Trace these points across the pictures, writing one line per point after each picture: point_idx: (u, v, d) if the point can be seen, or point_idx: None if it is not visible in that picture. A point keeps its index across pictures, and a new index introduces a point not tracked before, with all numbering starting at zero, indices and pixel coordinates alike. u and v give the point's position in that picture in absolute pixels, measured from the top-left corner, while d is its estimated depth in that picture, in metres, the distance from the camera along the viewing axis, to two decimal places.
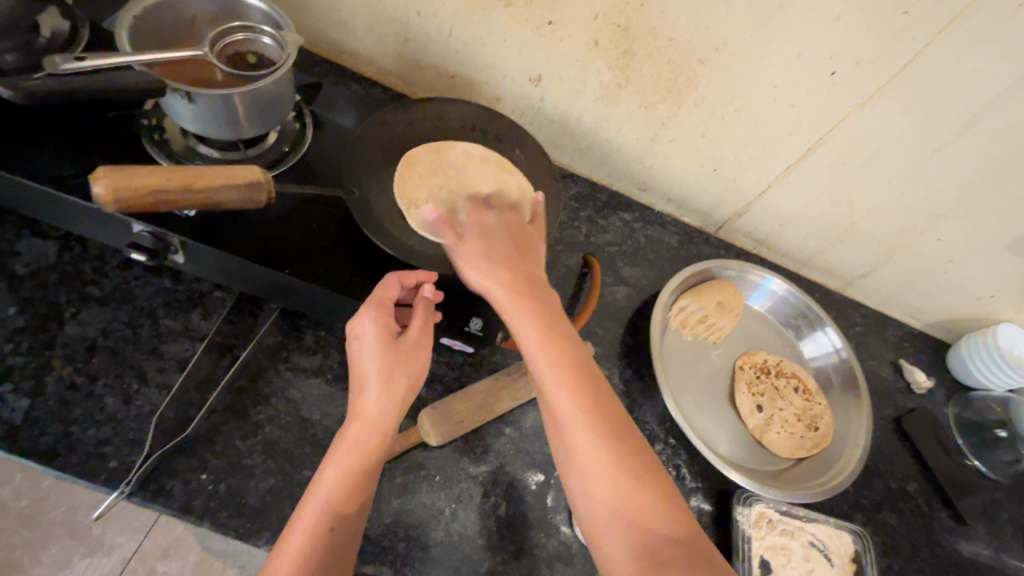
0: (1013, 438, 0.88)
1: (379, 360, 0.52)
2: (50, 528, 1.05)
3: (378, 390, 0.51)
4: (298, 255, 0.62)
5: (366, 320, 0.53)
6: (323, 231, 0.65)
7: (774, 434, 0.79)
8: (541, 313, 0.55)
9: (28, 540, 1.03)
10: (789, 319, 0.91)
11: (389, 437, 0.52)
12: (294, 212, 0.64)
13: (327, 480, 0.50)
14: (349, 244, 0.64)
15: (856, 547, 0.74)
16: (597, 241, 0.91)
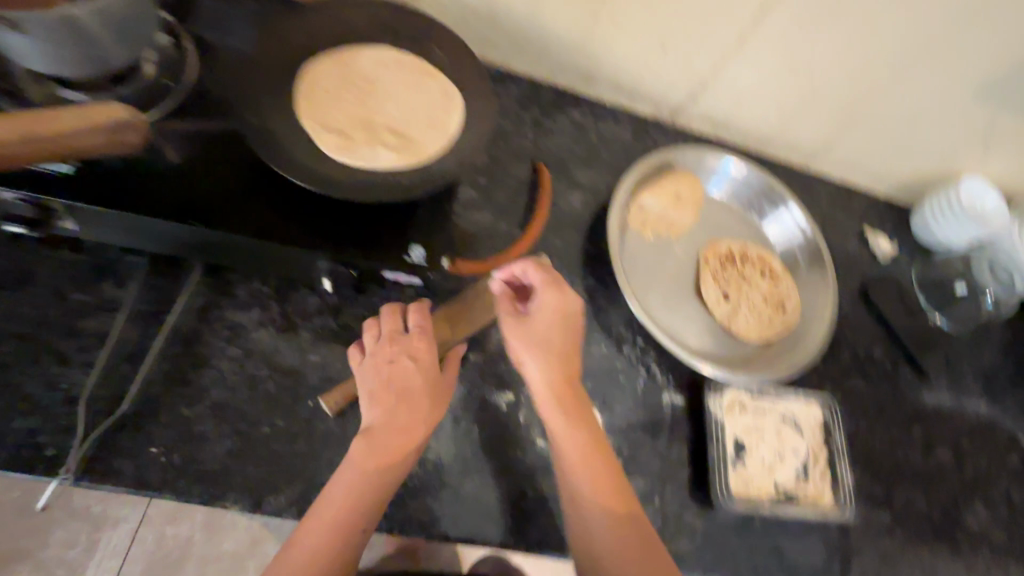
0: (973, 292, 0.91)
1: (419, 380, 0.56)
2: (52, 514, 1.09)
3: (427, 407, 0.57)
4: (203, 202, 0.55)
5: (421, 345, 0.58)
6: (227, 172, 0.57)
7: (741, 321, 0.79)
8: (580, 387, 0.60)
9: (34, 526, 1.08)
10: (751, 203, 0.88)
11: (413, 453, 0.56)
12: (190, 154, 0.56)
13: (355, 481, 0.51)
14: (261, 184, 0.58)
15: (826, 416, 0.76)
16: (546, 145, 0.84)
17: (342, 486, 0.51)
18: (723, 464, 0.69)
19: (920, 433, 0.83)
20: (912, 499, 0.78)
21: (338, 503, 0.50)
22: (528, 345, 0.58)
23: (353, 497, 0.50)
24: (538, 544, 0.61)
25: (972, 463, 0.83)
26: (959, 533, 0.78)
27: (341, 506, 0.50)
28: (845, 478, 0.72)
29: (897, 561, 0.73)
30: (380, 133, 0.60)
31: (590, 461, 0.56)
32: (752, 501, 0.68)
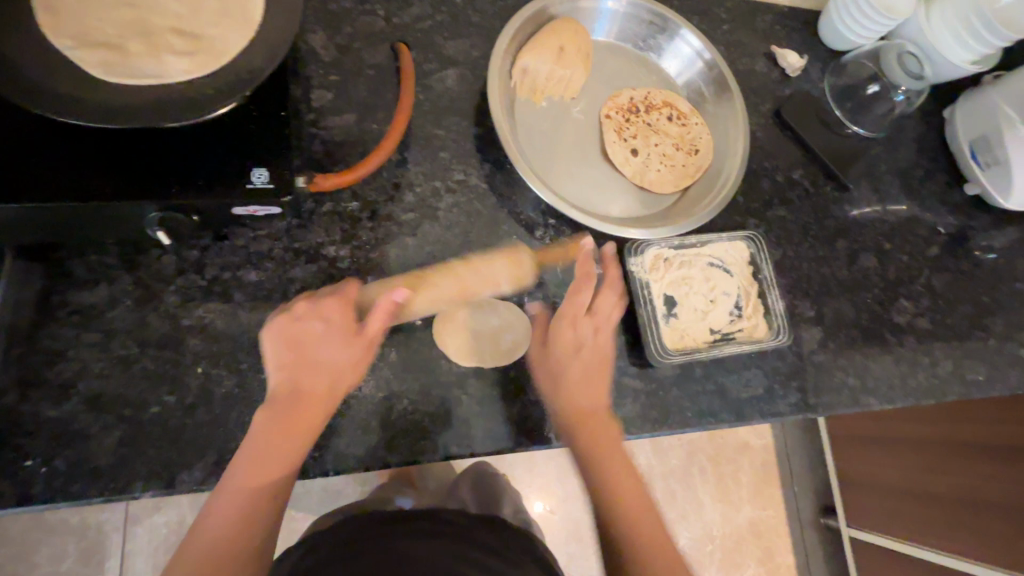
0: (885, 91, 0.87)
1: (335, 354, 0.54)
2: (27, 536, 1.08)
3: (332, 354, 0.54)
4: None
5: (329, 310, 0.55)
6: None
7: (653, 174, 0.74)
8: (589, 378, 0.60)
9: (12, 554, 1.06)
10: (646, 41, 0.80)
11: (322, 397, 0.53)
12: None
13: (257, 470, 0.49)
14: (44, 137, 0.47)
15: (751, 250, 0.74)
16: (402, 21, 0.71)
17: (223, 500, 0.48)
18: (655, 324, 0.67)
19: (845, 246, 0.83)
20: (842, 310, 0.80)
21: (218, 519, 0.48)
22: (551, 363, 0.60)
23: (256, 508, 0.49)
24: (483, 445, 0.60)
25: (896, 263, 0.85)
26: (886, 330, 0.81)
27: (233, 513, 0.48)
28: (776, 305, 0.72)
29: (832, 370, 0.76)
30: (166, 38, 0.48)
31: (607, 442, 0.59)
32: (687, 350, 0.67)
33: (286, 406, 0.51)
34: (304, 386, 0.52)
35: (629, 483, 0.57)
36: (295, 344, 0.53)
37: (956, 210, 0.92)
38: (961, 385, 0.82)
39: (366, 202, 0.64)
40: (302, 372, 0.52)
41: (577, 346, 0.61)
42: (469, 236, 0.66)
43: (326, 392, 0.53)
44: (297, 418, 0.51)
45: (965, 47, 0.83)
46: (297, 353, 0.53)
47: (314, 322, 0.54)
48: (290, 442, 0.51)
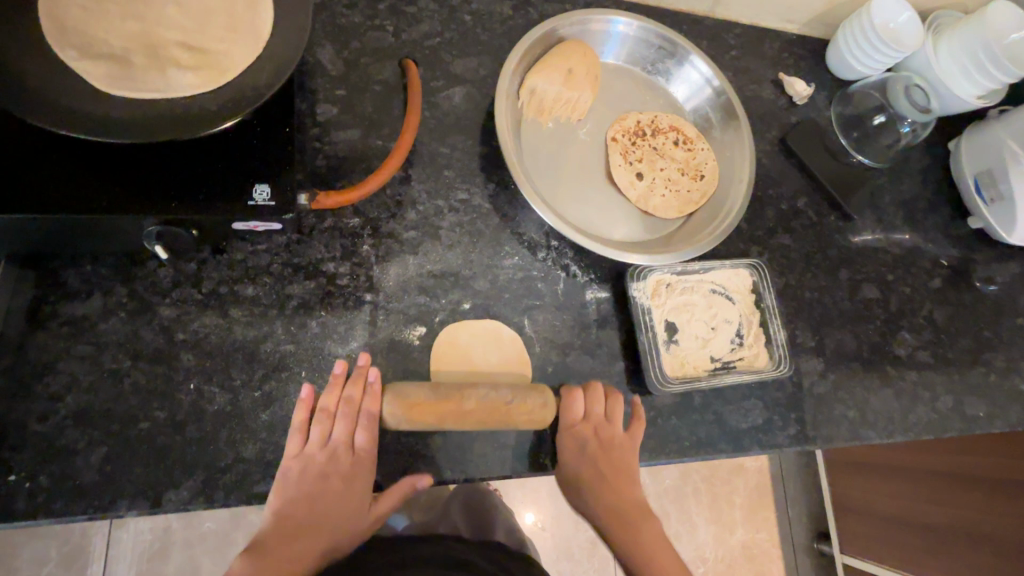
0: (891, 122, 0.87)
1: (347, 467, 0.53)
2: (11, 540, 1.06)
3: (357, 434, 0.54)
4: None
5: (335, 428, 0.54)
6: None
7: (658, 198, 0.74)
8: (615, 491, 0.60)
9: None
10: (655, 66, 0.80)
11: (355, 466, 0.54)
12: None
13: (281, 532, 0.50)
14: (42, 147, 0.47)
15: (754, 279, 0.74)
16: (411, 38, 0.71)
17: (261, 564, 0.48)
18: (655, 351, 0.66)
19: (848, 276, 0.83)
20: (843, 341, 0.79)
21: (243, 572, 0.47)
22: (569, 448, 0.59)
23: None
24: (477, 471, 0.58)
25: (898, 294, 0.85)
26: (887, 363, 0.80)
27: (254, 570, 0.48)
28: (777, 335, 0.71)
29: (832, 402, 0.75)
30: (172, 51, 0.48)
31: (627, 524, 0.59)
32: (687, 378, 0.67)
33: (335, 471, 0.53)
34: (315, 515, 0.52)
35: (651, 533, 0.59)
36: (313, 476, 0.52)
37: (959, 242, 0.91)
38: (961, 420, 0.81)
39: (368, 218, 0.63)
40: (322, 457, 0.52)
41: (591, 427, 0.60)
42: (471, 256, 0.65)
43: (351, 463, 0.54)
44: (347, 474, 0.53)
45: (972, 82, 0.83)
46: (306, 497, 0.51)
47: (343, 403, 0.54)
48: (296, 547, 0.50)
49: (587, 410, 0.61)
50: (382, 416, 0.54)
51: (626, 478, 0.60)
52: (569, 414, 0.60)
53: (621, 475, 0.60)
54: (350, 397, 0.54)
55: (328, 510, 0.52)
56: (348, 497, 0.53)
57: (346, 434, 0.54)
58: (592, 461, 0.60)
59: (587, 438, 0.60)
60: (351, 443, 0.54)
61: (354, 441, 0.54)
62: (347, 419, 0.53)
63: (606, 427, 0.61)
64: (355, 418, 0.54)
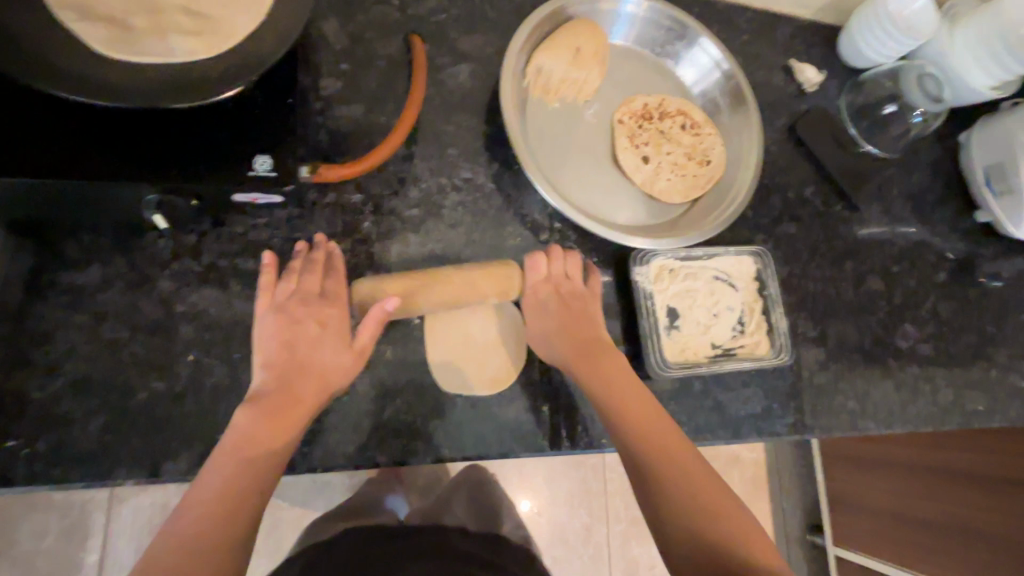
0: (902, 111, 0.85)
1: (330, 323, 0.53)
2: (10, 511, 1.07)
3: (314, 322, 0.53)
4: None
5: (298, 310, 0.53)
6: None
7: (663, 182, 0.73)
8: (589, 363, 0.58)
9: None
10: (664, 48, 0.78)
11: (304, 367, 0.51)
12: None
13: (234, 457, 0.45)
14: (40, 112, 0.46)
15: (758, 266, 0.73)
16: (417, 12, 0.70)
17: (214, 474, 0.43)
18: (656, 335, 0.66)
19: (853, 267, 0.82)
20: (846, 332, 0.79)
21: (203, 488, 0.43)
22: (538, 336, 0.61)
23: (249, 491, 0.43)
24: (474, 452, 0.59)
25: (902, 287, 0.84)
26: (889, 355, 0.80)
27: (205, 496, 0.42)
28: (780, 323, 0.71)
29: (832, 392, 0.75)
30: (174, 17, 0.47)
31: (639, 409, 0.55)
32: (687, 364, 0.67)
33: (284, 382, 0.49)
34: (292, 385, 0.49)
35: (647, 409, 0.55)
36: (279, 372, 0.50)
37: (966, 236, 0.91)
38: (961, 413, 0.81)
39: (370, 196, 0.62)
40: (280, 375, 0.50)
41: (552, 284, 0.62)
42: (473, 237, 0.65)
43: (306, 343, 0.52)
44: (301, 397, 0.49)
45: (986, 72, 0.82)
46: (284, 374, 0.50)
47: (296, 293, 0.54)
48: (265, 436, 0.46)
49: (549, 270, 0.63)
50: (349, 290, 0.56)
51: (600, 345, 0.60)
52: (535, 273, 0.62)
53: (594, 337, 0.61)
54: (312, 280, 0.55)
55: (292, 351, 0.51)
56: (297, 380, 0.50)
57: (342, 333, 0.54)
58: (560, 320, 0.61)
59: (548, 298, 0.61)
60: (313, 298, 0.54)
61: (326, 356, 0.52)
62: (316, 334, 0.52)
63: (567, 286, 0.63)
64: (321, 330, 0.53)
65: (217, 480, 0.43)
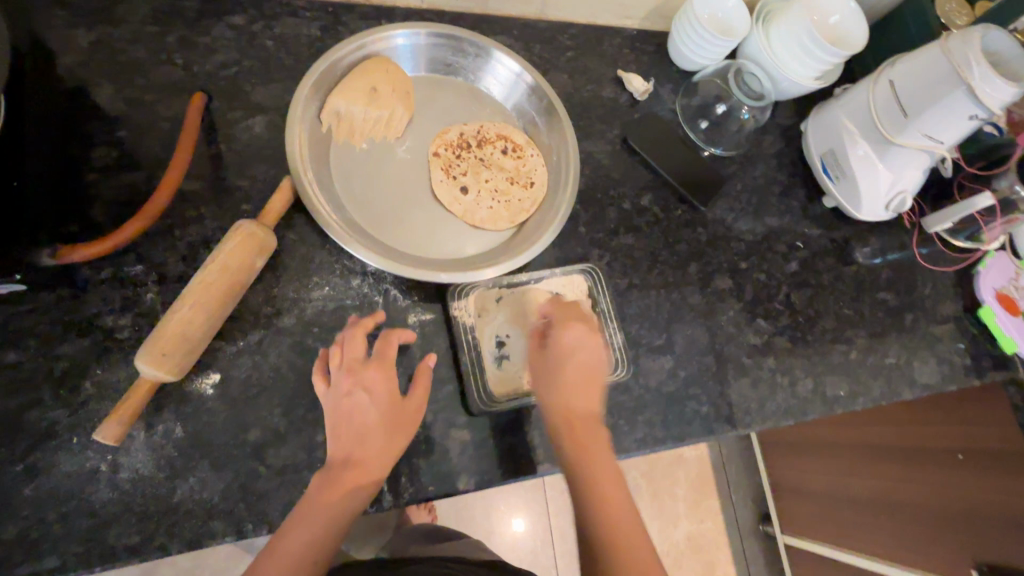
0: (730, 111, 0.88)
1: (382, 404, 0.57)
2: None
3: (368, 389, 0.57)
4: None
5: (368, 374, 0.57)
6: None
7: (485, 211, 0.72)
8: (563, 402, 0.60)
9: None
10: (478, 75, 0.78)
11: (396, 416, 0.57)
12: None
13: (326, 508, 0.52)
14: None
15: (589, 284, 0.73)
16: (204, 69, 0.68)
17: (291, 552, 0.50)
18: (479, 371, 0.65)
19: (699, 269, 0.82)
20: (696, 335, 0.78)
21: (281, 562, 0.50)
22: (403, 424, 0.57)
23: (320, 541, 0.51)
24: (281, 519, 0.56)
25: (753, 281, 0.85)
26: (743, 352, 0.80)
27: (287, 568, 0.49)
28: (614, 338, 0.71)
29: (683, 399, 0.74)
30: None
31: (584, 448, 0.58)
32: (519, 395, 0.65)
33: (350, 452, 0.54)
34: (361, 461, 0.54)
35: (606, 470, 0.58)
36: (372, 426, 0.55)
37: (815, 222, 0.92)
38: (823, 401, 0.81)
39: (151, 265, 0.59)
40: (352, 437, 0.55)
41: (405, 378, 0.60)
42: (275, 293, 0.63)
43: (392, 420, 0.57)
44: (389, 439, 0.56)
45: (804, 66, 0.84)
46: (343, 495, 0.53)
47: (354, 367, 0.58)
48: (345, 503, 0.53)
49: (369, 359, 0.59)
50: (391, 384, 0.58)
51: (569, 382, 0.61)
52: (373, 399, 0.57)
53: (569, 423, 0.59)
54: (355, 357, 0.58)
55: (363, 407, 0.56)
56: (370, 439, 0.55)
57: (393, 391, 0.58)
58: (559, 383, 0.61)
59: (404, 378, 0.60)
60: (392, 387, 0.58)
61: (384, 389, 0.58)
62: (377, 379, 0.58)
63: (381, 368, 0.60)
64: (385, 389, 0.58)
65: (304, 536, 0.51)
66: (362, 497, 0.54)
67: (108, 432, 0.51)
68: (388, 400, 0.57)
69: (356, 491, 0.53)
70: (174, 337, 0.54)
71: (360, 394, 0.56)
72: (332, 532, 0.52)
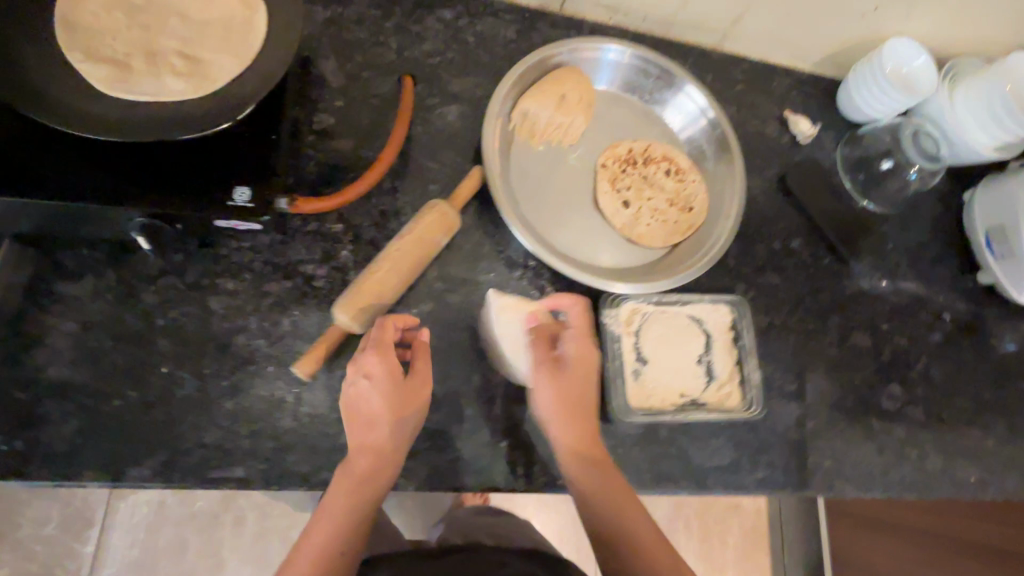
0: (897, 168, 0.85)
1: (379, 396, 0.54)
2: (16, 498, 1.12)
3: (366, 380, 0.54)
4: None
5: (371, 361, 0.55)
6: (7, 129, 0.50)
7: (642, 228, 0.74)
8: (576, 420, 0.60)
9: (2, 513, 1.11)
10: (654, 96, 0.80)
11: (398, 403, 0.55)
12: None
13: (337, 500, 0.52)
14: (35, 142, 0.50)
15: (733, 316, 0.73)
16: (413, 55, 0.74)
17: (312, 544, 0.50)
18: (620, 379, 0.67)
19: (838, 322, 0.81)
20: (827, 389, 0.77)
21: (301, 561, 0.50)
22: (409, 410, 0.56)
23: (350, 530, 0.52)
24: (427, 481, 0.60)
25: (892, 345, 0.82)
26: (872, 415, 0.78)
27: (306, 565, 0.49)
28: (752, 376, 0.71)
29: (806, 450, 0.73)
30: (169, 59, 0.49)
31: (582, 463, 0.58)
32: (652, 411, 0.67)
33: (355, 435, 0.54)
34: (359, 449, 0.54)
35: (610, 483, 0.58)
36: (372, 414, 0.54)
37: (964, 296, 0.88)
38: (949, 482, 0.77)
39: (350, 225, 0.65)
40: (357, 425, 0.55)
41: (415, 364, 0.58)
42: (447, 271, 0.67)
43: (396, 403, 0.55)
44: (387, 422, 0.54)
45: (989, 133, 0.80)
46: (361, 483, 0.53)
47: (363, 355, 0.56)
48: (366, 497, 0.53)
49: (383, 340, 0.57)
50: (393, 366, 0.55)
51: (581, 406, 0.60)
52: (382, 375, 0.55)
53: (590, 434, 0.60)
54: (376, 344, 0.56)
55: (364, 394, 0.54)
56: (367, 427, 0.54)
57: (396, 373, 0.55)
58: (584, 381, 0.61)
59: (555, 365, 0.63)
60: (396, 374, 0.55)
61: (389, 376, 0.55)
62: (375, 365, 0.55)
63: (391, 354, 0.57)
64: (390, 376, 0.55)
65: (319, 541, 0.51)
66: (378, 484, 0.54)
67: (308, 366, 0.57)
68: (393, 386, 0.55)
69: (373, 479, 0.54)
70: (369, 293, 0.59)
71: (362, 381, 0.54)
72: (364, 518, 0.53)
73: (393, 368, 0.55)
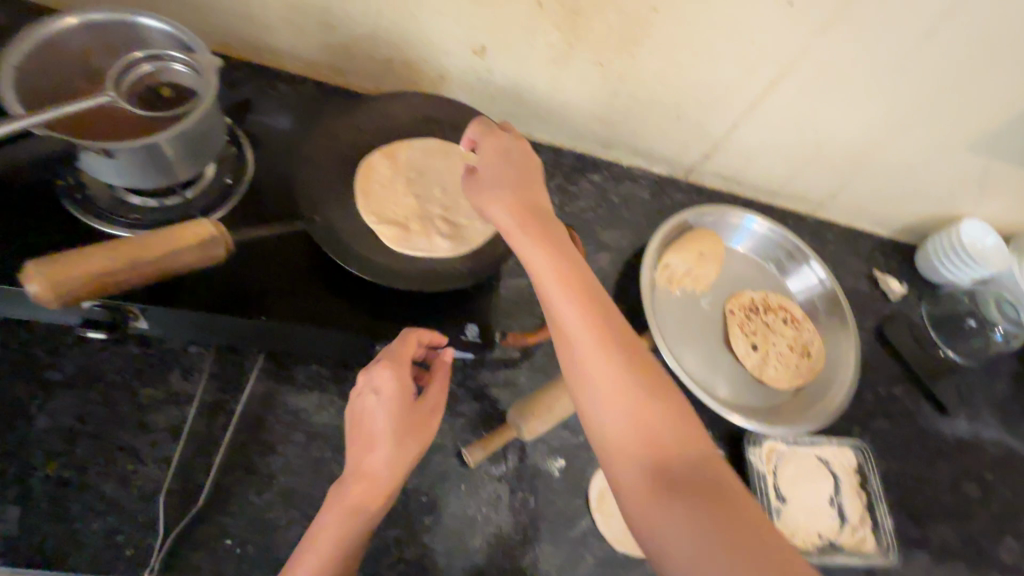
0: (980, 326, 0.94)
1: (387, 413, 0.54)
2: None
3: (375, 397, 0.54)
4: (263, 292, 0.56)
5: (384, 375, 0.54)
6: (289, 263, 0.59)
7: (772, 370, 0.82)
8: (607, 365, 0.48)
9: None
10: (772, 256, 0.93)
11: (410, 423, 0.55)
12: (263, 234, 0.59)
13: (339, 518, 0.51)
14: (308, 265, 0.59)
15: (858, 461, 0.79)
16: (572, 210, 0.88)
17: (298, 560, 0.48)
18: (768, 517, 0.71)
19: (947, 469, 0.86)
20: (947, 537, 0.80)
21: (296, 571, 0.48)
22: (417, 430, 0.55)
23: (348, 540, 0.50)
24: None
25: (999, 496, 0.86)
26: (993, 569, 0.80)
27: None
28: (885, 522, 0.75)
29: None
30: (435, 223, 0.67)
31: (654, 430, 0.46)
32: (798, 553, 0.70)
33: (359, 447, 0.54)
34: (367, 467, 0.53)
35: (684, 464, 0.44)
36: (384, 427, 0.54)
37: None
38: None
39: (528, 355, 0.74)
40: (361, 438, 0.54)
41: (433, 382, 0.58)
42: None
43: (408, 422, 0.55)
44: (398, 437, 0.54)
45: None
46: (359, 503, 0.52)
47: (374, 372, 0.55)
48: (362, 517, 0.51)
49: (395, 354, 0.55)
50: (406, 384, 0.55)
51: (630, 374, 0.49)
52: (388, 388, 0.54)
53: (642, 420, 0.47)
54: (393, 359, 0.55)
55: (374, 409, 0.54)
56: (374, 443, 0.54)
57: (408, 391, 0.55)
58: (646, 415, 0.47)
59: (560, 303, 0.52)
60: (407, 393, 0.55)
61: (403, 392, 0.55)
62: (386, 379, 0.54)
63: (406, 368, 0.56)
64: (403, 392, 0.55)
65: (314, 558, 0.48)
66: (380, 505, 0.53)
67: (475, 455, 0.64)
68: (405, 399, 0.55)
69: (371, 501, 0.52)
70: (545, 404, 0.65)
71: (371, 397, 0.54)
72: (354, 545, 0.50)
73: (406, 385, 0.55)
